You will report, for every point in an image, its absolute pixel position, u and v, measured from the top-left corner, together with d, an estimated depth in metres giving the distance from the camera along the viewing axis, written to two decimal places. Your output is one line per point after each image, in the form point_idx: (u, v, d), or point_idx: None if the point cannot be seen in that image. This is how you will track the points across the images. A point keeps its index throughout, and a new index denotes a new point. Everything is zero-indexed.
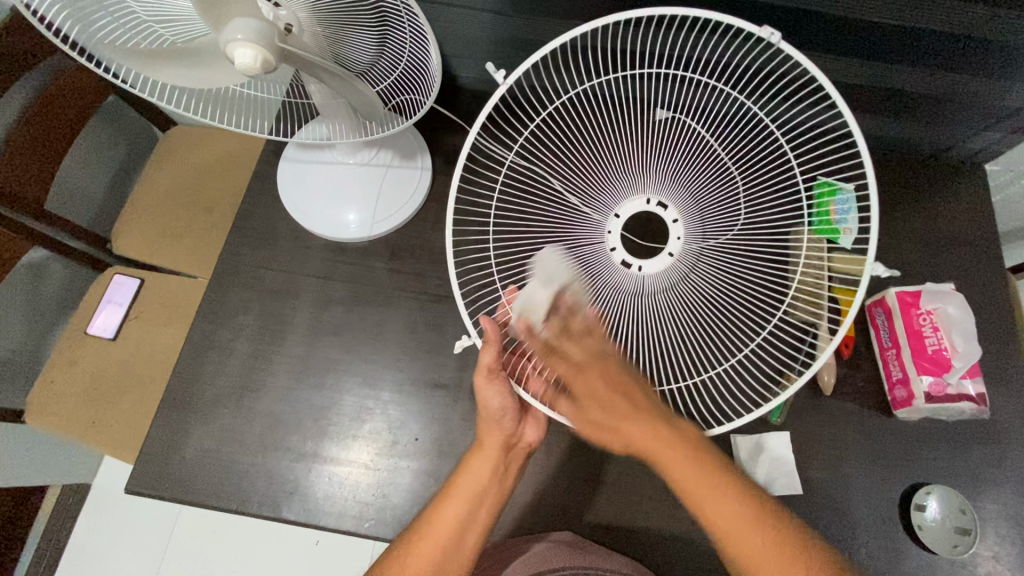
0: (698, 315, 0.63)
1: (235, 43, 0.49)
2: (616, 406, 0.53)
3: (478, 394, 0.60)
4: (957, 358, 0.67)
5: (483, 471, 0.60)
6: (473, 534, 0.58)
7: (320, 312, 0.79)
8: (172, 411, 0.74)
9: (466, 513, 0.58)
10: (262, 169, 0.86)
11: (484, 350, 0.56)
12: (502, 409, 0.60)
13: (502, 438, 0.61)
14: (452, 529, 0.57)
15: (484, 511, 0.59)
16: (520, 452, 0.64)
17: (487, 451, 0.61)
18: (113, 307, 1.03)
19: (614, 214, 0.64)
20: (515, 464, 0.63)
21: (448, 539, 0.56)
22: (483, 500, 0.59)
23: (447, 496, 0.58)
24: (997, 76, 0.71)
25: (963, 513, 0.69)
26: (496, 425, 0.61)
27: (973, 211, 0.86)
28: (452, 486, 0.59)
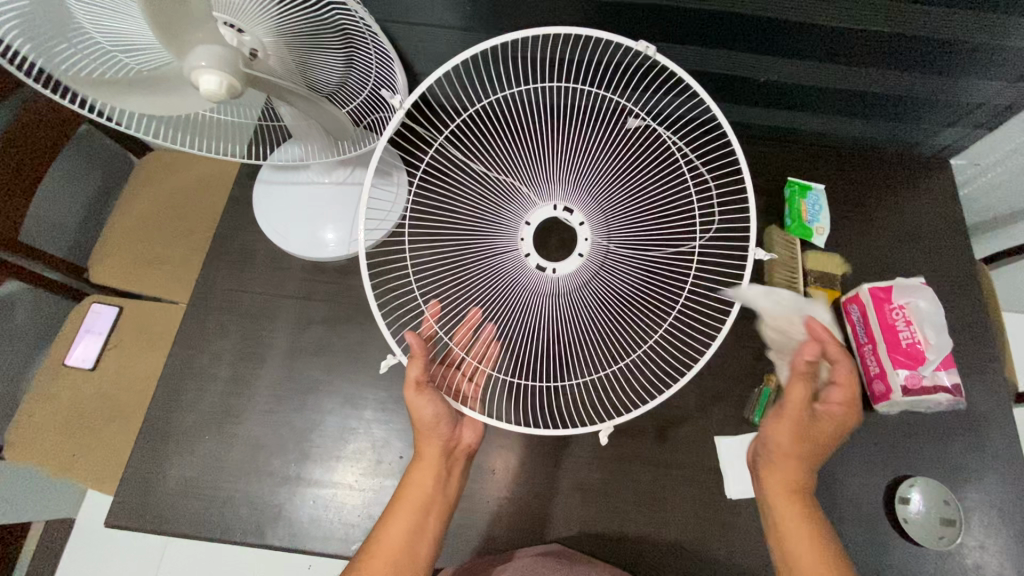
0: (612, 309, 0.67)
1: (199, 70, 0.49)
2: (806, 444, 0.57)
3: (410, 408, 0.59)
4: (931, 350, 0.69)
5: (425, 481, 0.61)
6: (424, 543, 0.60)
7: (300, 333, 0.79)
8: (150, 441, 0.73)
9: (413, 526, 0.59)
10: (238, 192, 0.86)
11: (412, 364, 0.56)
12: (435, 418, 0.60)
13: (439, 446, 0.62)
14: (402, 542, 0.58)
15: (432, 520, 0.61)
16: (460, 455, 0.64)
17: (427, 461, 0.62)
18: (92, 337, 1.02)
19: (525, 222, 0.66)
20: (458, 468, 0.64)
21: (399, 552, 0.58)
22: (430, 506, 0.61)
23: (396, 510, 0.60)
24: (955, 74, 0.73)
25: (947, 503, 0.70)
26: (432, 438, 0.61)
27: (942, 205, 0.88)
28: (400, 498, 0.60)
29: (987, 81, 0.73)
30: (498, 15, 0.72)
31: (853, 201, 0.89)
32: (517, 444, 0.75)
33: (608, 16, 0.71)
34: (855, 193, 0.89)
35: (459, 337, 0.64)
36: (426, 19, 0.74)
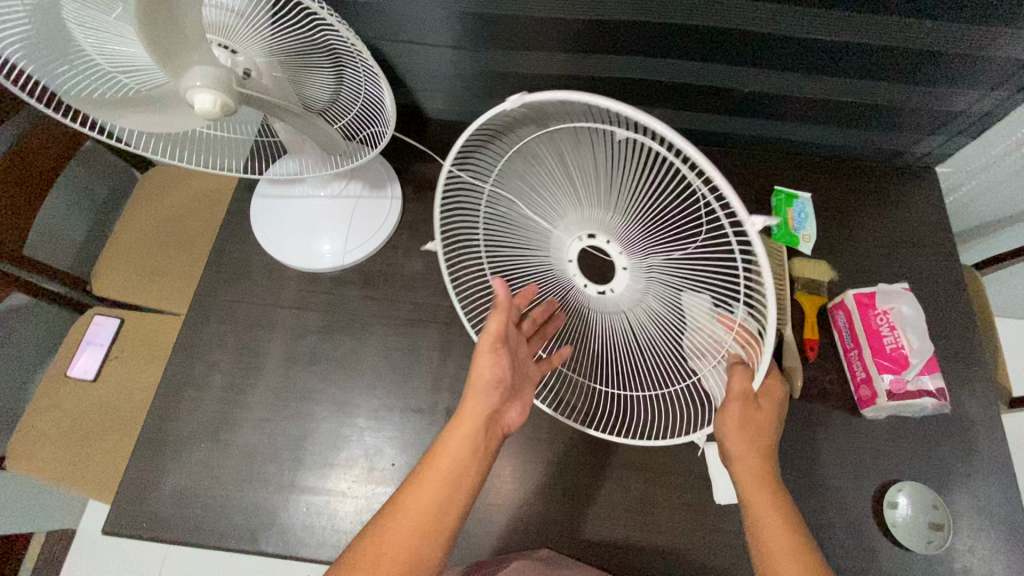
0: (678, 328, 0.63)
1: (194, 89, 0.51)
2: (749, 430, 0.56)
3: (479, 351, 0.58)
4: (914, 355, 0.71)
5: (463, 445, 0.57)
6: (449, 519, 0.54)
7: (295, 342, 0.81)
8: (147, 450, 0.74)
9: (442, 500, 0.55)
10: (236, 206, 0.88)
11: (494, 315, 0.58)
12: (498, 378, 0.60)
13: (486, 411, 0.59)
14: (424, 528, 0.53)
15: (465, 491, 0.56)
16: (498, 432, 0.61)
17: (468, 418, 0.58)
18: (94, 348, 1.04)
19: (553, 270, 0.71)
20: (493, 443, 0.60)
21: (423, 528, 0.53)
22: (464, 479, 0.56)
23: (419, 484, 0.55)
24: (931, 83, 0.75)
25: (935, 508, 0.71)
26: (482, 400, 0.59)
27: (928, 211, 0.90)
28: (431, 465, 0.56)
29: (967, 90, 0.75)
30: (487, 34, 0.75)
31: (840, 210, 0.90)
32: (508, 450, 0.76)
33: (594, 35, 0.73)
34: (842, 201, 0.91)
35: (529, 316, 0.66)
36: (416, 38, 0.77)
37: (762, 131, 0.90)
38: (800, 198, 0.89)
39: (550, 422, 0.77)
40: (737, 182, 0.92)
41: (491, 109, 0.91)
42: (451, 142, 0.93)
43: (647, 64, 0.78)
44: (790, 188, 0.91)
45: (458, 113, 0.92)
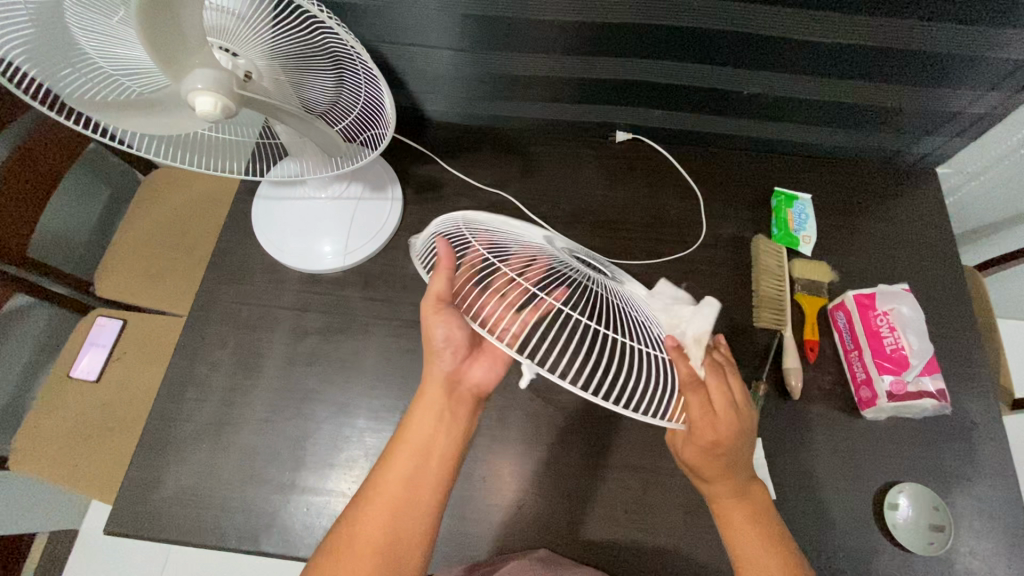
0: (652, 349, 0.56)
1: (195, 92, 0.52)
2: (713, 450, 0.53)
3: (427, 324, 0.57)
4: (913, 355, 0.71)
5: (428, 412, 0.59)
6: (426, 492, 0.56)
7: (295, 343, 0.81)
8: (148, 450, 0.75)
9: (415, 471, 0.57)
10: (237, 208, 0.89)
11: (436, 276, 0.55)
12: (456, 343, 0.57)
13: (441, 377, 0.59)
14: (400, 505, 0.55)
15: (433, 461, 0.58)
16: (466, 393, 0.60)
17: (433, 398, 0.59)
18: (97, 349, 1.04)
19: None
20: (465, 406, 0.60)
21: (399, 506, 0.55)
22: (431, 446, 0.58)
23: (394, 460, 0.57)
24: (932, 84, 0.75)
25: (935, 509, 0.71)
26: (437, 367, 0.59)
27: (928, 212, 0.90)
28: (400, 436, 0.59)
29: (969, 90, 0.75)
30: (487, 36, 0.75)
31: (840, 211, 0.90)
32: (507, 452, 0.76)
33: (593, 37, 0.74)
34: (842, 202, 0.91)
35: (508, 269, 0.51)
36: (416, 40, 0.77)
37: (762, 132, 0.90)
38: (800, 199, 0.89)
39: (549, 423, 0.77)
40: (737, 184, 0.92)
41: (491, 111, 0.91)
42: (451, 143, 0.93)
43: (646, 66, 0.78)
44: (791, 188, 0.91)
45: (458, 115, 0.92)
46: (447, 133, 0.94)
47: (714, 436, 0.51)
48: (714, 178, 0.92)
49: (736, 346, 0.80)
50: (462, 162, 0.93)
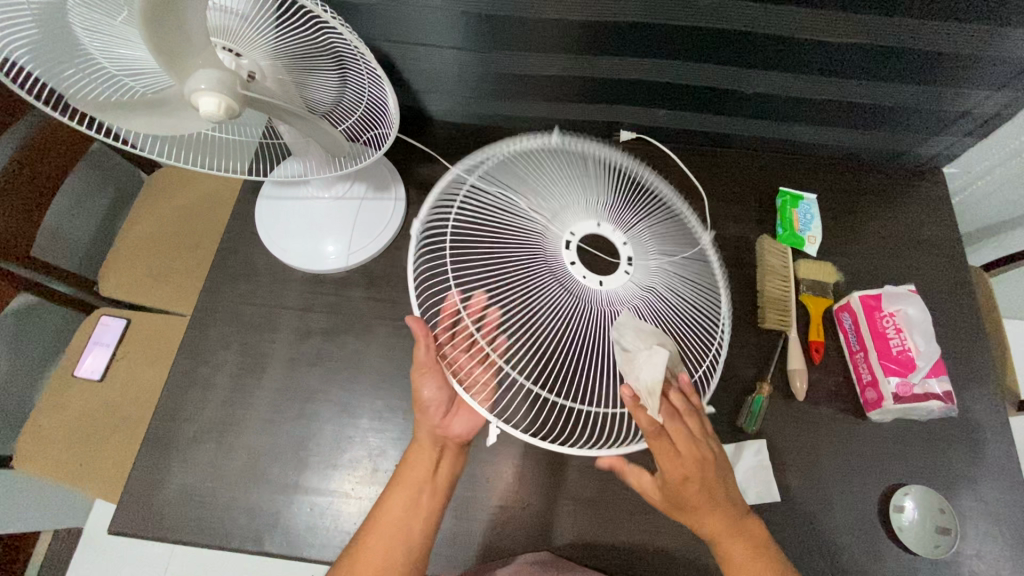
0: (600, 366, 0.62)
1: (198, 92, 0.52)
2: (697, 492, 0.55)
3: (415, 384, 0.62)
4: (920, 357, 0.70)
5: (420, 463, 0.63)
6: (420, 520, 0.61)
7: (299, 343, 0.81)
8: (151, 450, 0.75)
9: (409, 502, 0.61)
10: (241, 208, 0.89)
11: (418, 347, 0.59)
12: (438, 399, 0.62)
13: (427, 432, 0.64)
14: (402, 524, 0.60)
15: (425, 503, 0.62)
16: (449, 445, 0.65)
17: (422, 444, 0.64)
18: (100, 349, 1.04)
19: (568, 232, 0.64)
20: (449, 459, 0.65)
21: (395, 533, 0.60)
22: (421, 491, 0.62)
23: (391, 491, 0.62)
24: (940, 83, 0.74)
25: (942, 512, 0.70)
26: (423, 421, 0.64)
27: (934, 212, 0.89)
28: (396, 482, 0.62)
29: (976, 90, 0.74)
30: (491, 35, 0.75)
31: (845, 212, 0.90)
32: (511, 452, 0.75)
33: (597, 36, 0.73)
34: (848, 202, 0.90)
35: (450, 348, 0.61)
36: (419, 39, 0.77)
37: (767, 131, 0.89)
38: (805, 199, 0.89)
39: None
40: (743, 184, 0.91)
41: (494, 110, 0.91)
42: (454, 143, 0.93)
43: (651, 65, 0.77)
44: (796, 188, 0.91)
45: (462, 114, 0.92)
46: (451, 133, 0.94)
47: (684, 472, 0.54)
48: (718, 179, 0.92)
49: (741, 347, 0.80)
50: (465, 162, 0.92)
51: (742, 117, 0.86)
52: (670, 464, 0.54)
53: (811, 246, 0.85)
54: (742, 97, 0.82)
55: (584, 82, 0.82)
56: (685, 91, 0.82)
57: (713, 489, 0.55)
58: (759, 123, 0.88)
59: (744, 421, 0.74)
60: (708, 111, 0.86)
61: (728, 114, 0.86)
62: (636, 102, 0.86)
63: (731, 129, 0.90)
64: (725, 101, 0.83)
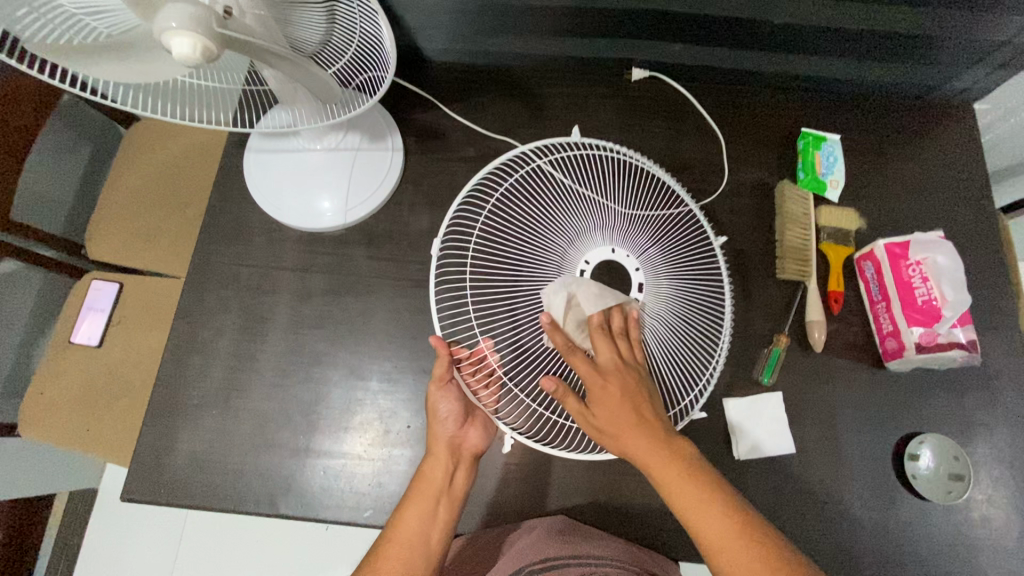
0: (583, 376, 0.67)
1: (169, 31, 0.46)
2: (617, 410, 0.57)
3: (431, 400, 0.65)
4: (946, 307, 0.67)
5: (436, 472, 0.62)
6: (439, 530, 0.59)
7: (300, 305, 0.78)
8: (156, 418, 0.73)
9: (426, 515, 0.59)
10: (231, 163, 0.84)
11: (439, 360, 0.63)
12: (450, 415, 0.65)
13: (444, 440, 0.64)
14: (417, 530, 0.58)
15: (440, 510, 0.61)
16: (465, 458, 0.65)
17: (438, 453, 0.63)
18: (96, 314, 1.01)
19: (583, 261, 0.69)
20: (464, 470, 0.64)
21: (412, 545, 0.57)
22: (439, 499, 0.61)
23: (410, 501, 0.60)
24: (986, 8, 0.68)
25: (956, 459, 0.69)
26: (439, 431, 0.65)
27: (962, 152, 0.84)
28: (413, 491, 0.61)
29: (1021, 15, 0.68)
30: None
31: (868, 153, 0.85)
32: None
33: None
34: (872, 143, 0.85)
35: (465, 365, 0.67)
36: None
37: (791, 67, 0.83)
38: (828, 140, 0.84)
39: None
40: (762, 124, 0.86)
41: (497, 47, 0.83)
42: (454, 88, 0.87)
43: None
44: (817, 128, 0.86)
45: (461, 54, 0.85)
46: (449, 76, 0.87)
47: (608, 390, 0.58)
48: (733, 120, 0.86)
49: (756, 300, 0.78)
50: (467, 108, 0.87)
51: (764, 50, 0.80)
52: (599, 374, 0.58)
53: (834, 191, 0.81)
54: (764, 28, 0.75)
55: (596, 14, 0.75)
56: (705, 23, 0.75)
57: (636, 402, 0.57)
58: (782, 57, 0.81)
59: (760, 373, 0.74)
60: (728, 44, 0.79)
61: (750, 47, 0.80)
62: (652, 35, 0.79)
63: (751, 65, 0.83)
64: (748, 33, 0.77)
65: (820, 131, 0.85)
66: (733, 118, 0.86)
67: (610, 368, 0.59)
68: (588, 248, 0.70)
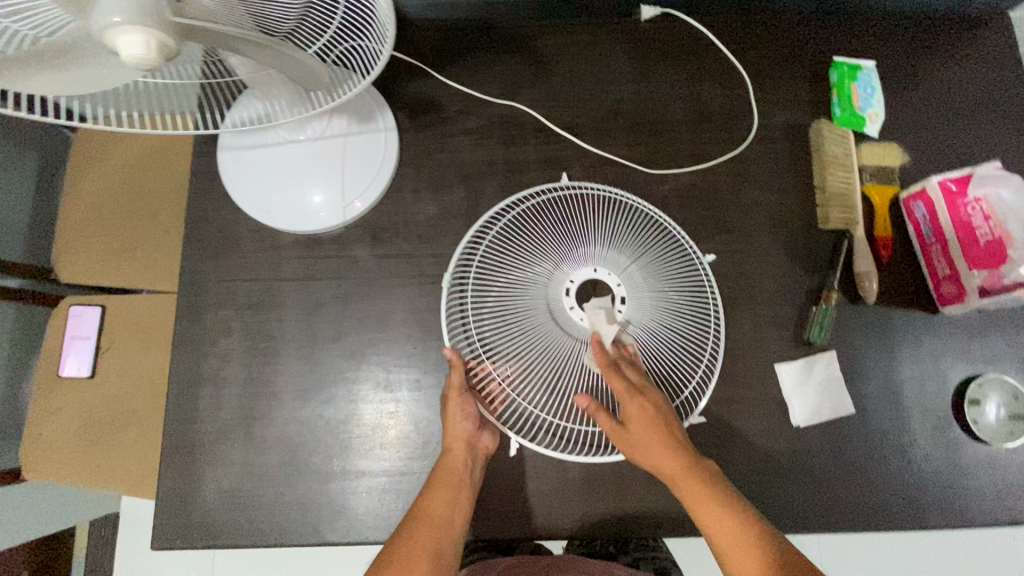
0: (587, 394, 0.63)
1: (113, 28, 0.37)
2: (650, 435, 0.57)
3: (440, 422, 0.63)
4: (1015, 246, 0.62)
5: (457, 463, 0.60)
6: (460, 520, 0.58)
7: (309, 316, 0.71)
8: (174, 458, 0.67)
9: (449, 504, 0.58)
10: (205, 167, 0.74)
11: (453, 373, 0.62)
12: (467, 425, 0.62)
13: (461, 436, 0.61)
14: (442, 515, 0.57)
15: (463, 498, 0.59)
16: (480, 456, 0.62)
17: (454, 448, 0.61)
18: (81, 342, 0.92)
19: (568, 281, 0.64)
20: (478, 468, 0.62)
21: (435, 531, 0.56)
22: (460, 486, 0.60)
23: (431, 491, 0.59)
24: None
25: (1017, 398, 0.68)
26: (455, 430, 0.61)
27: (1004, 66, 0.78)
28: (435, 480, 0.59)
29: None
30: None
31: (907, 78, 0.77)
32: None
33: None
34: (909, 65, 0.78)
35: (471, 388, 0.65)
36: None
37: None
38: (860, 66, 0.76)
39: None
40: (787, 55, 0.78)
41: None
42: (443, 48, 0.77)
43: None
44: (849, 53, 0.78)
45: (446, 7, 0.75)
46: (435, 36, 0.77)
47: (643, 413, 0.57)
48: (758, 54, 0.78)
49: (799, 255, 0.73)
50: (461, 71, 0.77)
51: None
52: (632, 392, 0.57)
53: (874, 125, 0.75)
54: None
55: None
56: None
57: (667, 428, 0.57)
58: None
59: (811, 334, 0.69)
60: None
61: None
62: None
63: None
64: None
65: (850, 56, 0.78)
66: (756, 51, 0.78)
67: (641, 387, 0.58)
68: (572, 266, 0.65)
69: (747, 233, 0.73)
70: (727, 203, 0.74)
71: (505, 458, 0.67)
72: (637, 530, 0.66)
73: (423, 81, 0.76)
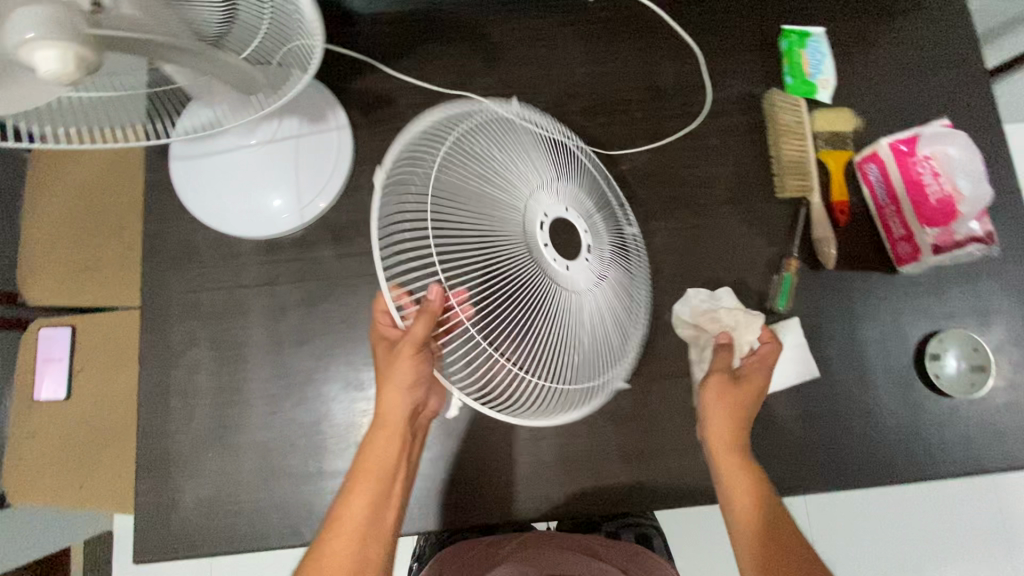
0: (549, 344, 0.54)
1: (25, 44, 0.36)
2: (740, 396, 0.60)
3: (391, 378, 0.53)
4: (963, 203, 0.64)
5: (388, 452, 0.55)
6: (390, 513, 0.55)
7: (275, 322, 0.71)
8: (149, 472, 0.67)
9: (378, 496, 0.55)
10: (157, 179, 0.73)
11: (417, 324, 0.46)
12: (410, 393, 0.55)
13: (400, 417, 0.56)
14: (370, 513, 0.54)
15: (396, 494, 0.56)
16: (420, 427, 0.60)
17: (391, 427, 0.56)
18: (55, 365, 0.92)
19: (543, 213, 0.54)
20: (417, 444, 0.60)
21: (359, 536, 0.53)
22: (393, 480, 0.56)
23: (356, 483, 0.55)
24: None
25: (976, 350, 0.69)
26: (395, 406, 0.55)
27: (951, 23, 0.78)
28: (361, 470, 0.55)
29: None
30: None
31: (855, 42, 0.78)
32: None
33: None
34: (857, 29, 0.78)
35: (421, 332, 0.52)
36: None
37: None
38: (808, 34, 0.76)
39: None
40: (736, 26, 0.78)
41: None
42: (390, 42, 0.76)
43: None
44: (797, 20, 0.78)
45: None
46: (382, 30, 0.76)
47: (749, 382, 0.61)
48: (707, 27, 0.78)
49: (758, 225, 0.73)
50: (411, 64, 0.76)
51: None
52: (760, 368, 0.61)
53: (826, 91, 0.75)
54: None
55: None
56: None
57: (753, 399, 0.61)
58: None
59: (774, 300, 0.71)
60: None
61: None
62: None
63: None
64: None
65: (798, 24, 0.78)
66: (705, 24, 0.78)
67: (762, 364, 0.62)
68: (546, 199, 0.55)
69: (706, 206, 0.74)
70: (685, 178, 0.74)
71: (481, 447, 0.68)
72: (614, 506, 0.68)
73: (373, 77, 0.75)
